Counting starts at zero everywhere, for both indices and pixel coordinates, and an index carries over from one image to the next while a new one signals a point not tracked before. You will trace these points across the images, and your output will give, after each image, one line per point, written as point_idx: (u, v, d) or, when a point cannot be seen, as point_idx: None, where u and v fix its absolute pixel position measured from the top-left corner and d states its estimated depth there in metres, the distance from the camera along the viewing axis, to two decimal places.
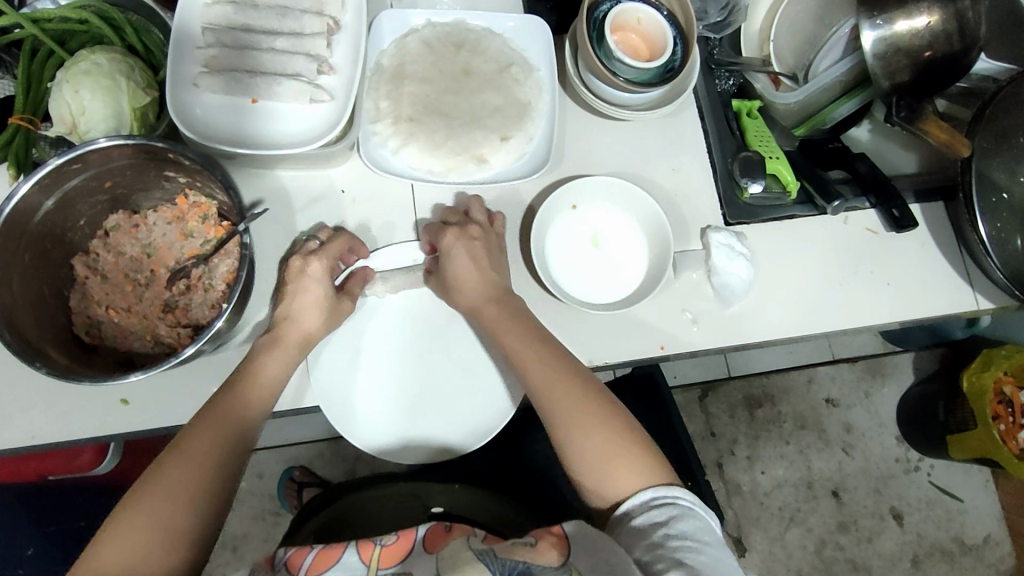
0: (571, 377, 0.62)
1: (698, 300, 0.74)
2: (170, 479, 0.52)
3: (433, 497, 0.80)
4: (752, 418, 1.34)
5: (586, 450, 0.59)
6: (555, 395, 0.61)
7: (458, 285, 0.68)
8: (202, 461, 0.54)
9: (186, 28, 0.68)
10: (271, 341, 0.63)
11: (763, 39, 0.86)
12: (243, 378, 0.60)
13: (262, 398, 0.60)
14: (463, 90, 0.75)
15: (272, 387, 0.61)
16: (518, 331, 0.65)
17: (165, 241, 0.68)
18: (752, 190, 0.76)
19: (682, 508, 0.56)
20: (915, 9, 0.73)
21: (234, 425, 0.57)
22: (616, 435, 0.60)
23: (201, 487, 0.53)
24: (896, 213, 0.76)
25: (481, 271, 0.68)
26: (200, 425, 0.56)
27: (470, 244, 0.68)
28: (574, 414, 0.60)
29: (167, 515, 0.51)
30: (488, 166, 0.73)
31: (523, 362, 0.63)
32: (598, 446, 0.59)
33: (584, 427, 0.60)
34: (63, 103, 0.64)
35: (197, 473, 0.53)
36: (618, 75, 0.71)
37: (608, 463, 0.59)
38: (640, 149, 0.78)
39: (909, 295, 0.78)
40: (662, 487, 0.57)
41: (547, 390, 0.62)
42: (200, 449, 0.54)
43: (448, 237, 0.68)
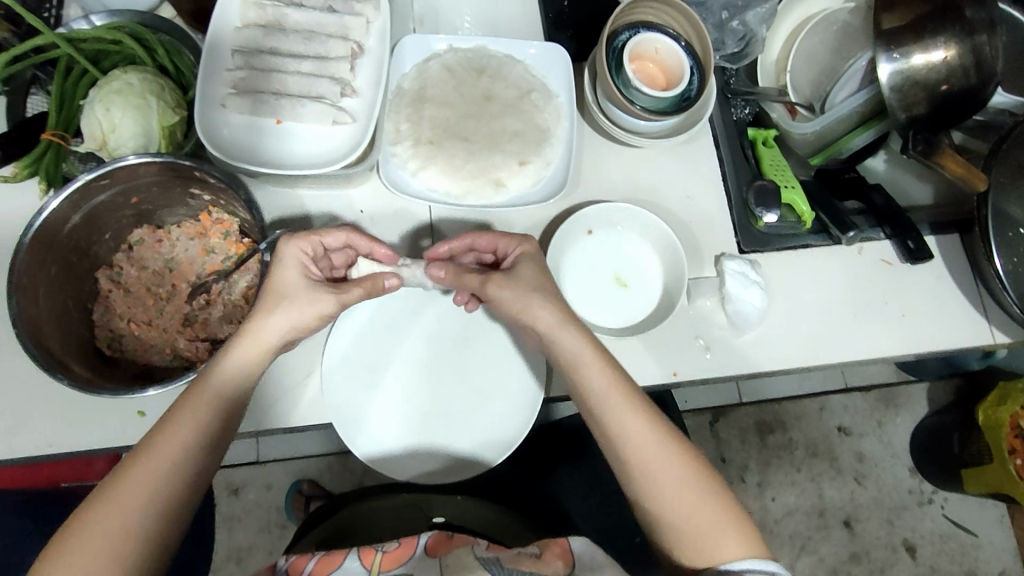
0: (645, 422, 0.57)
1: (711, 328, 0.74)
2: (78, 545, 0.46)
3: (435, 507, 0.81)
4: (763, 444, 1.34)
5: (674, 512, 0.54)
6: (641, 449, 0.56)
7: (532, 306, 0.62)
8: (120, 518, 0.48)
9: (217, 51, 0.69)
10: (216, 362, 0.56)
11: (780, 70, 0.88)
12: (196, 400, 0.54)
13: (205, 427, 0.53)
14: (484, 115, 0.77)
15: (215, 410, 0.54)
16: (595, 367, 0.59)
17: (187, 257, 0.70)
18: (767, 219, 0.76)
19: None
20: (931, 43, 0.75)
21: (169, 465, 0.50)
22: (702, 499, 0.55)
23: (117, 550, 0.47)
24: (912, 245, 0.77)
25: (553, 303, 0.63)
26: (124, 472, 0.49)
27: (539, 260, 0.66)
28: (662, 473, 0.55)
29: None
30: (505, 189, 0.74)
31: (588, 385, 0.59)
32: (686, 510, 0.54)
33: (674, 490, 0.55)
34: (94, 121, 0.66)
35: (114, 533, 0.47)
36: (634, 103, 0.72)
37: (701, 530, 0.53)
38: (656, 176, 0.79)
39: (925, 327, 0.77)
40: (757, 560, 0.52)
41: (629, 438, 0.56)
42: (120, 504, 0.48)
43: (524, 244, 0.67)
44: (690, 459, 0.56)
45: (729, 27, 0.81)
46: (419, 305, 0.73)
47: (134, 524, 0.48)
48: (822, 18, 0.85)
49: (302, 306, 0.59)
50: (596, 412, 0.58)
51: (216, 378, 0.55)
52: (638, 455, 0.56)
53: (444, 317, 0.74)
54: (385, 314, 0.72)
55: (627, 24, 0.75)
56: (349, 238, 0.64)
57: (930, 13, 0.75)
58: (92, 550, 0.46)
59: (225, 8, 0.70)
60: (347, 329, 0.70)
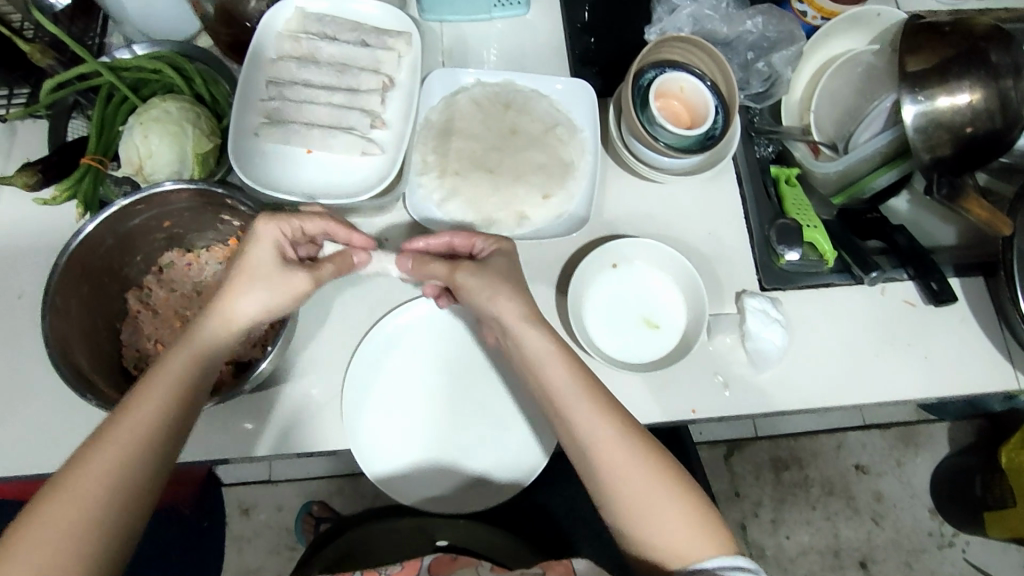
0: (618, 424, 0.56)
1: (730, 366, 0.73)
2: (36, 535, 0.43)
3: (439, 530, 0.82)
4: (778, 480, 1.32)
5: (652, 516, 0.52)
6: (616, 451, 0.54)
7: (499, 300, 0.61)
8: (83, 505, 0.45)
9: (253, 80, 0.71)
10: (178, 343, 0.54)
11: (804, 109, 0.90)
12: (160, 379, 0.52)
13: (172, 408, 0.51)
14: (509, 148, 0.78)
15: (180, 385, 0.52)
16: (564, 372, 0.58)
17: (215, 280, 0.72)
18: (789, 257, 0.77)
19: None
20: (957, 86, 0.75)
21: (134, 444, 0.48)
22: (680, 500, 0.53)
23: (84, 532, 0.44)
24: (935, 287, 0.76)
25: (521, 295, 0.62)
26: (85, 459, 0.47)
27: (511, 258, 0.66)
28: (637, 476, 0.53)
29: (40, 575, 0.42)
30: (528, 222, 0.75)
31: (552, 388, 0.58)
32: (664, 512, 0.52)
33: (650, 494, 0.53)
34: (132, 147, 0.68)
35: (79, 522, 0.44)
36: (658, 140, 0.73)
37: (681, 534, 0.51)
38: (677, 212, 0.79)
39: (950, 370, 0.76)
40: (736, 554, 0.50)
41: (602, 443, 0.55)
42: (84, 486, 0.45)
43: (501, 242, 0.66)
44: (665, 461, 0.55)
45: (754, 67, 0.82)
46: (438, 333, 0.74)
47: (100, 505, 0.45)
48: (846, 60, 0.86)
49: (273, 288, 0.58)
50: (567, 419, 0.57)
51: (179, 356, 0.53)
52: (607, 460, 0.54)
53: (462, 345, 0.74)
54: (410, 341, 0.73)
55: (653, 62, 0.75)
56: (328, 227, 0.62)
57: (955, 57, 0.76)
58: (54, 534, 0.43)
59: (263, 43, 0.73)
60: (365, 355, 0.71)
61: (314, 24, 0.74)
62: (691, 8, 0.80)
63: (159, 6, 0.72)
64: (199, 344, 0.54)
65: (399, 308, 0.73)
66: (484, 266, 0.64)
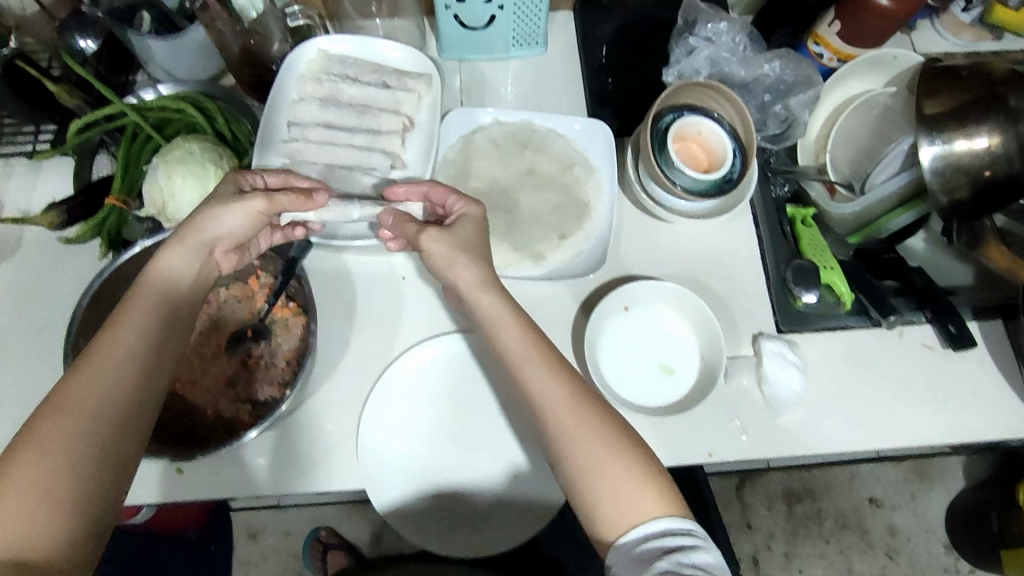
0: (558, 369, 0.59)
1: (747, 408, 0.73)
2: (29, 455, 0.47)
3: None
4: (790, 513, 1.31)
5: (587, 460, 0.55)
6: (551, 393, 0.58)
7: (456, 266, 0.63)
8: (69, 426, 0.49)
9: (274, 123, 0.73)
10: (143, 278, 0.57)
11: (819, 149, 0.90)
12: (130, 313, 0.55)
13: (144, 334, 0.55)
14: (527, 188, 0.79)
15: (151, 317, 0.56)
16: (510, 326, 0.61)
17: (234, 318, 0.72)
18: (805, 298, 0.77)
19: (699, 540, 0.51)
20: (974, 129, 0.75)
21: (114, 372, 0.52)
22: (617, 448, 0.56)
23: (74, 455, 0.49)
24: (954, 330, 0.76)
25: (483, 261, 0.64)
26: (66, 388, 0.51)
27: (481, 223, 0.66)
28: (574, 421, 0.57)
29: (40, 492, 0.47)
30: (545, 262, 0.76)
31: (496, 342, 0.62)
32: (599, 460, 0.55)
33: (585, 442, 0.56)
34: (155, 188, 0.68)
35: (66, 438, 0.49)
36: (676, 184, 0.73)
37: (620, 483, 0.54)
38: (693, 252, 0.79)
39: (971, 415, 0.75)
40: (676, 518, 0.53)
41: (540, 385, 0.58)
42: (71, 412, 0.50)
43: (471, 207, 0.66)
44: (604, 411, 0.58)
45: (771, 110, 0.83)
46: (455, 374, 0.73)
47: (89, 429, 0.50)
48: (864, 101, 0.86)
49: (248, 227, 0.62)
50: (517, 369, 0.60)
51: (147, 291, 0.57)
52: (550, 404, 0.58)
53: (480, 383, 0.73)
54: (426, 378, 0.73)
55: (671, 106, 0.76)
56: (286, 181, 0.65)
57: (973, 101, 0.76)
58: (49, 455, 0.48)
59: (285, 85, 0.74)
60: (383, 394, 0.71)
61: (337, 65, 0.75)
62: (710, 50, 0.80)
63: (184, 47, 0.73)
64: (165, 281, 0.58)
65: (417, 347, 0.73)
66: (453, 230, 0.64)
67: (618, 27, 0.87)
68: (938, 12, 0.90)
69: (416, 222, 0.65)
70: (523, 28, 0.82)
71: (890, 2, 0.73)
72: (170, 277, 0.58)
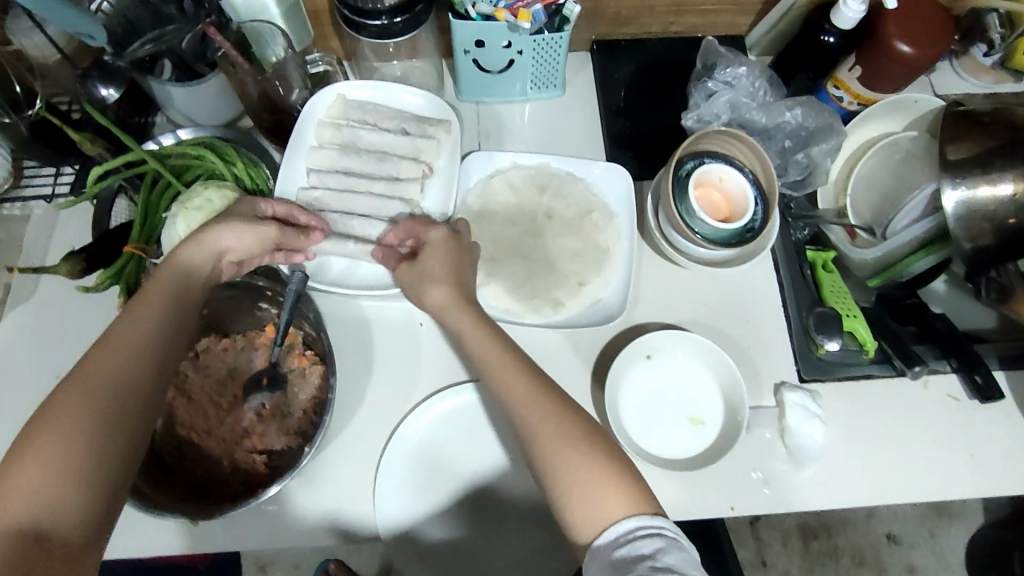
0: (530, 375, 0.61)
1: (769, 461, 0.71)
2: (43, 436, 0.50)
3: None
4: (806, 549, 1.28)
5: (563, 466, 0.56)
6: (522, 398, 0.60)
7: (432, 286, 0.65)
8: (88, 406, 0.52)
9: (292, 170, 0.75)
10: (154, 276, 0.60)
11: (838, 191, 0.88)
12: (144, 307, 0.58)
13: (158, 325, 0.58)
14: (545, 233, 0.78)
15: (163, 314, 0.59)
16: (484, 339, 0.63)
17: (250, 367, 0.71)
18: (828, 347, 0.76)
19: (669, 540, 0.52)
20: (998, 176, 0.72)
21: (125, 363, 0.55)
22: (590, 446, 0.57)
23: (87, 438, 0.51)
24: (980, 380, 0.75)
25: (461, 278, 0.66)
26: (86, 371, 0.54)
27: (456, 244, 0.67)
28: (545, 421, 0.58)
29: (60, 468, 0.49)
30: (563, 309, 0.75)
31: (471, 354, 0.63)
32: (571, 459, 0.56)
33: (558, 442, 0.57)
34: (174, 236, 0.68)
35: (84, 416, 0.51)
36: (697, 232, 0.72)
37: (597, 482, 0.55)
38: (713, 298, 0.78)
39: (998, 468, 0.73)
40: (645, 516, 0.53)
41: (512, 389, 0.60)
42: (84, 396, 0.52)
43: (434, 231, 0.67)
44: (579, 417, 0.59)
45: (793, 157, 0.82)
46: (474, 425, 0.72)
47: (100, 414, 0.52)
48: (887, 143, 0.85)
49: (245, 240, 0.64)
50: (493, 376, 0.61)
51: (159, 287, 0.59)
52: (530, 409, 0.59)
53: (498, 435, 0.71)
54: (443, 426, 0.71)
55: (692, 153, 0.76)
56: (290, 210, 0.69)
57: (998, 148, 0.73)
58: (64, 437, 0.50)
59: (305, 131, 0.76)
60: (400, 445, 0.70)
61: (356, 112, 0.77)
62: (729, 94, 0.80)
63: (204, 93, 0.73)
64: (178, 275, 0.61)
65: (437, 397, 0.71)
66: (419, 261, 0.66)
67: (636, 69, 0.87)
68: (958, 54, 0.89)
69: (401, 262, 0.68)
70: (542, 72, 0.81)
71: (912, 48, 0.73)
72: (182, 274, 0.61)
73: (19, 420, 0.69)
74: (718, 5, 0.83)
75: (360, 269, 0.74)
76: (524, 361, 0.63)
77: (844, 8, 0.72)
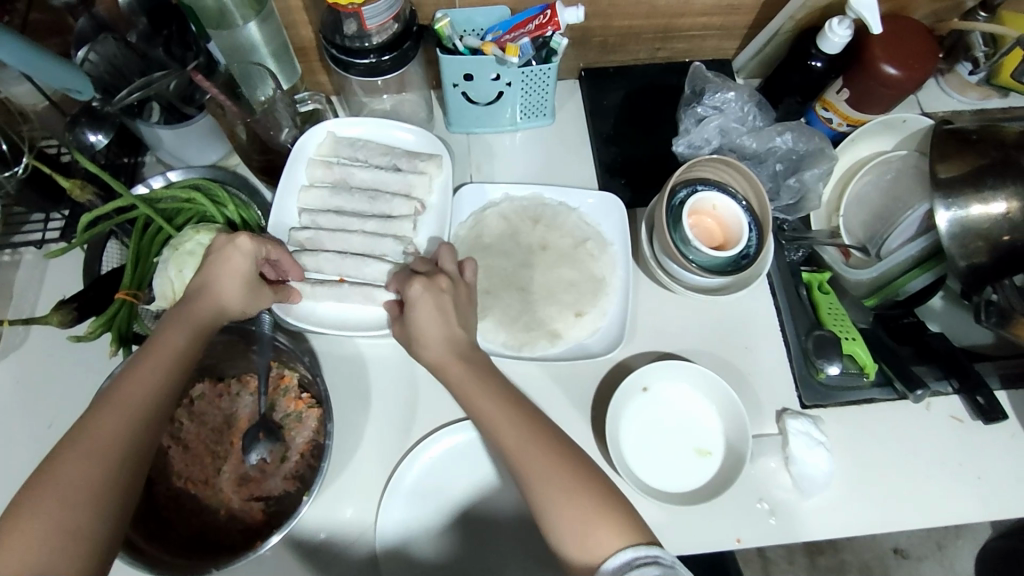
0: (515, 414, 0.61)
1: (774, 490, 0.70)
2: (49, 491, 0.49)
3: None
4: (813, 566, 1.27)
5: (557, 508, 0.56)
6: (508, 438, 0.60)
7: (423, 346, 0.63)
8: (88, 462, 0.51)
9: (285, 211, 0.75)
10: (165, 331, 0.60)
11: (832, 211, 0.89)
12: (149, 361, 0.57)
13: (164, 380, 0.57)
14: (539, 265, 0.78)
15: (168, 368, 0.58)
16: (478, 390, 0.62)
17: (247, 412, 0.70)
18: (829, 371, 0.75)
19: (664, 567, 0.51)
20: (991, 195, 0.72)
21: (132, 418, 0.54)
22: (585, 481, 0.57)
23: (92, 495, 0.50)
24: (982, 401, 0.75)
25: (449, 332, 0.63)
26: (90, 426, 0.53)
27: (438, 295, 0.63)
28: (538, 462, 0.58)
29: (55, 526, 0.48)
30: (561, 341, 0.74)
31: (466, 404, 0.63)
32: (563, 491, 0.56)
33: (546, 476, 0.57)
34: (166, 281, 0.68)
35: (83, 474, 0.51)
36: (692, 261, 0.72)
37: (598, 522, 0.55)
38: (710, 326, 0.77)
39: (1006, 490, 0.72)
40: (642, 545, 0.53)
41: (500, 433, 0.60)
42: (91, 450, 0.52)
43: (413, 289, 0.63)
44: (572, 460, 0.58)
45: (784, 181, 0.82)
46: (475, 464, 0.70)
47: (107, 469, 0.51)
48: (877, 163, 0.85)
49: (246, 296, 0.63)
50: (488, 425, 0.61)
51: (169, 341, 0.59)
52: (528, 455, 0.58)
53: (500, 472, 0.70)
54: (441, 466, 0.70)
55: (684, 181, 0.76)
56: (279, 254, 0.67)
57: (989, 166, 0.73)
58: (64, 496, 0.49)
59: (295, 171, 0.77)
60: (397, 493, 0.68)
61: (346, 149, 0.77)
62: (719, 120, 0.80)
63: (192, 134, 0.73)
64: (190, 332, 0.60)
65: (439, 435, 0.70)
66: (408, 320, 0.64)
67: (625, 96, 0.88)
68: (944, 72, 0.89)
69: (399, 323, 0.66)
70: (531, 102, 0.81)
71: (898, 70, 0.73)
72: (195, 331, 0.60)
73: (9, 473, 0.67)
74: (705, 31, 0.84)
75: (350, 309, 0.73)
76: (525, 407, 0.62)
77: (829, 34, 0.73)
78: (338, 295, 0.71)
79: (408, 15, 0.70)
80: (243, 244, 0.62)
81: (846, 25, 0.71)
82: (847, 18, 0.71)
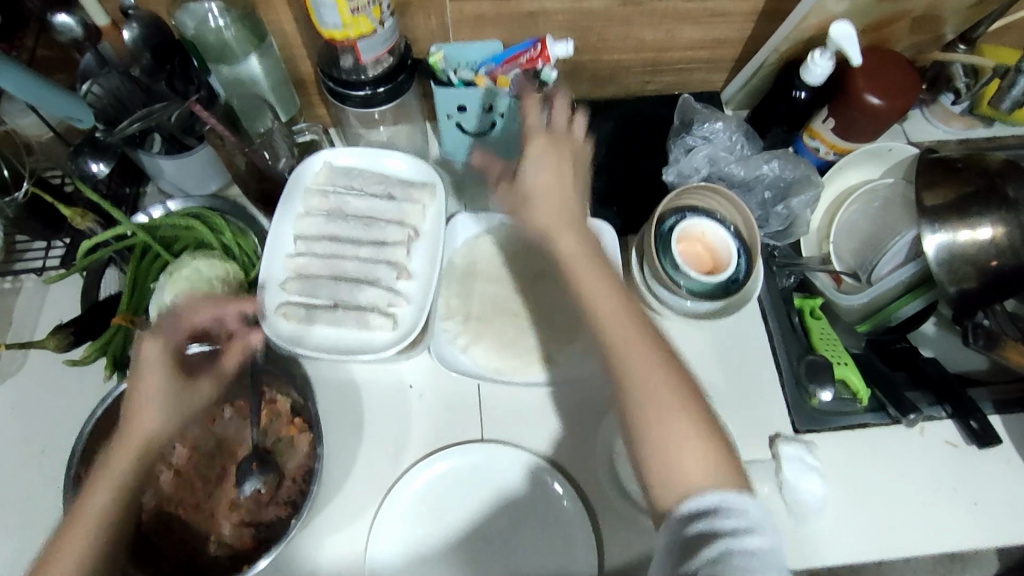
0: (631, 311, 0.58)
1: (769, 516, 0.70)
2: None
3: None
4: None
5: (659, 430, 0.53)
6: (616, 326, 0.57)
7: (537, 209, 0.62)
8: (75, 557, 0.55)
9: (281, 237, 0.76)
10: (130, 411, 0.62)
11: (822, 238, 0.90)
12: (119, 448, 0.60)
13: (136, 457, 0.60)
14: (531, 291, 0.79)
15: (141, 444, 0.60)
16: (592, 259, 0.60)
17: (238, 435, 0.70)
18: (822, 396, 0.75)
19: (751, 523, 0.47)
20: (977, 220, 0.73)
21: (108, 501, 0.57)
22: (685, 399, 0.54)
23: None
24: (976, 425, 0.75)
25: (565, 202, 0.63)
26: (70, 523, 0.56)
27: (561, 160, 0.64)
28: (645, 369, 0.55)
29: None
30: (552, 366, 0.75)
31: (576, 283, 0.60)
32: (663, 412, 0.53)
33: (649, 393, 0.54)
34: (162, 305, 0.68)
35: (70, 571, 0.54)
36: (681, 285, 0.73)
37: (693, 457, 0.52)
38: (702, 351, 0.78)
39: (1005, 516, 0.72)
40: (726, 491, 0.49)
41: (610, 319, 0.58)
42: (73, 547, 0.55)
43: (538, 145, 0.65)
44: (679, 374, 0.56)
45: (773, 209, 0.84)
46: (466, 488, 0.70)
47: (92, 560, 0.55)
48: (865, 191, 0.87)
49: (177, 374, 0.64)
50: (596, 307, 0.58)
51: (136, 423, 0.61)
52: (634, 364, 0.55)
53: (492, 496, 0.70)
54: (434, 492, 0.70)
55: (675, 208, 0.77)
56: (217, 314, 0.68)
57: (974, 193, 0.74)
58: None
59: (292, 198, 0.78)
60: (389, 517, 0.68)
61: (342, 178, 0.78)
62: (708, 149, 0.82)
63: (193, 164, 0.75)
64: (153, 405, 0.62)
65: (431, 457, 0.70)
66: (524, 180, 0.64)
67: (615, 126, 0.89)
68: (927, 103, 0.91)
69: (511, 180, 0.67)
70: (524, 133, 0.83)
71: (881, 100, 0.75)
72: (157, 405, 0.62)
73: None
74: (691, 64, 0.87)
75: (343, 333, 0.73)
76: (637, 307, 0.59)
77: (811, 65, 0.75)
78: (332, 319, 0.72)
79: (403, 49, 0.72)
80: (147, 348, 0.63)
81: (827, 56, 0.73)
82: (829, 49, 0.73)
